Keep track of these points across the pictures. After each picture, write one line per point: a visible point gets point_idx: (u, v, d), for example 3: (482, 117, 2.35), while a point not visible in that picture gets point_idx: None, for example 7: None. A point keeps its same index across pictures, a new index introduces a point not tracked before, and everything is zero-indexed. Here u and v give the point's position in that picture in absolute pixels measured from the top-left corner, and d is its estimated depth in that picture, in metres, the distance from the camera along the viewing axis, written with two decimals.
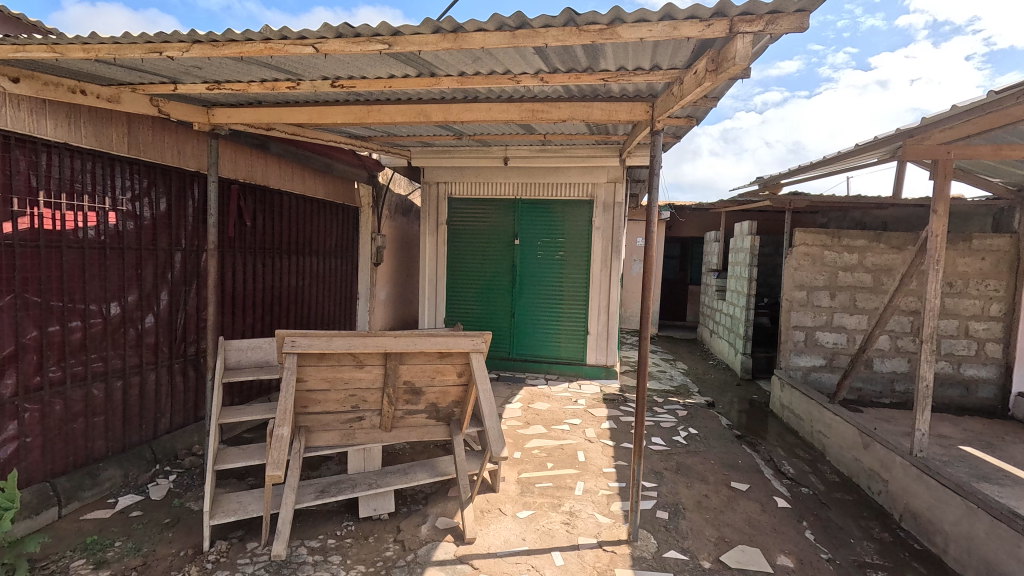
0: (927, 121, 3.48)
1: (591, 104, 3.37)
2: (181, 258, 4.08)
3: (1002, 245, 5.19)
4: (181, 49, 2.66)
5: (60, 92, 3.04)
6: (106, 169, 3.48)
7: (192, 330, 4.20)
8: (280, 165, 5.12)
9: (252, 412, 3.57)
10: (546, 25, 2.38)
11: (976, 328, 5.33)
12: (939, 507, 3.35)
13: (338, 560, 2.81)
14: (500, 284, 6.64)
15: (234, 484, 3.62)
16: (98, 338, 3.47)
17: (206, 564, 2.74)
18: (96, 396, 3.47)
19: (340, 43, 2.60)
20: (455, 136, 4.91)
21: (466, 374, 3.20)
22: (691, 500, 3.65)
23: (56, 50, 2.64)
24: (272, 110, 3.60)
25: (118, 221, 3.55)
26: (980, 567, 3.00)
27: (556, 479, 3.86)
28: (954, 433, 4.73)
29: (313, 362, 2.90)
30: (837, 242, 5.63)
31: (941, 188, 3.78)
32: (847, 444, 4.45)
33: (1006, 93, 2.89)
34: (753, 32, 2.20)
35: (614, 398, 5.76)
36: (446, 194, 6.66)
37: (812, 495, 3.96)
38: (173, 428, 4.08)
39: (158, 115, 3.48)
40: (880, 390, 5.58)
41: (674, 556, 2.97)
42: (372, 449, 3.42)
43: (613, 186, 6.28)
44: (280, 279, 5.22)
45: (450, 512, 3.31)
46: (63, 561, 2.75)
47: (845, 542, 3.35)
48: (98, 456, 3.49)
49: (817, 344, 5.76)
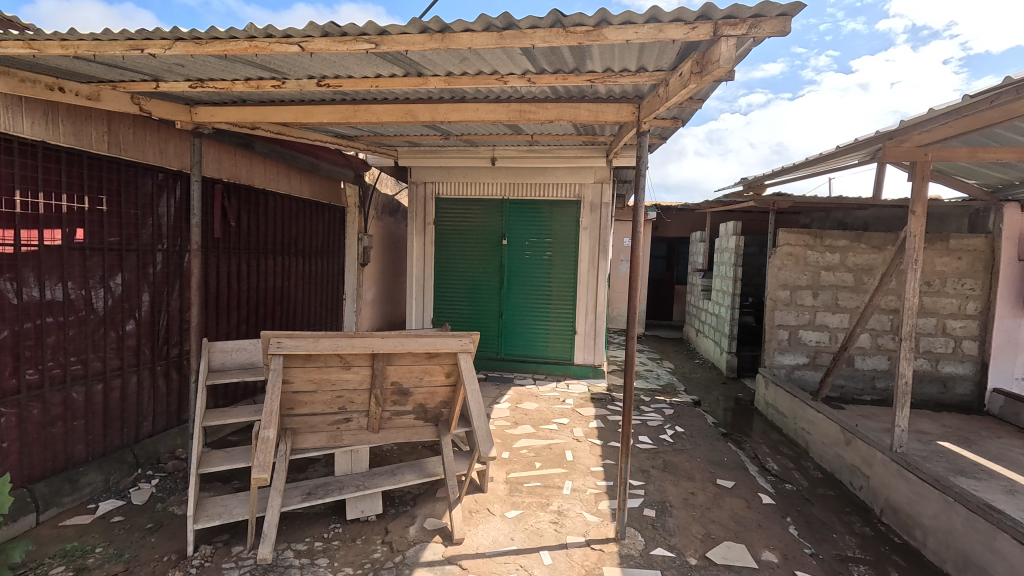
0: (906, 124, 3.55)
1: (578, 104, 3.38)
2: (164, 258, 4.02)
3: (977, 245, 5.33)
4: (163, 47, 2.62)
5: (37, 89, 2.97)
6: (84, 168, 3.41)
7: (175, 332, 4.15)
8: (265, 164, 5.06)
9: (238, 415, 3.52)
10: (533, 26, 2.39)
11: (953, 326, 5.46)
12: (918, 502, 3.43)
13: (326, 563, 2.79)
14: (488, 284, 6.64)
15: (219, 487, 3.57)
16: (77, 339, 3.41)
17: (190, 568, 2.71)
18: (76, 400, 3.40)
19: (327, 42, 2.58)
20: (442, 136, 4.90)
21: (454, 375, 3.20)
22: (677, 498, 3.68)
23: (33, 46, 2.59)
24: (257, 109, 3.55)
25: (97, 221, 3.48)
26: (958, 559, 3.07)
27: (544, 478, 3.87)
28: (932, 428, 4.84)
29: (299, 363, 2.87)
30: (819, 242, 5.73)
31: (919, 189, 3.86)
32: (830, 441, 4.53)
33: (981, 96, 2.97)
34: (736, 35, 2.24)
35: (602, 398, 5.80)
36: (434, 194, 6.64)
37: (795, 492, 4.02)
38: (156, 432, 4.02)
39: (139, 113, 3.42)
40: (861, 387, 5.69)
41: (661, 554, 2.99)
42: (360, 450, 3.40)
43: (600, 186, 6.31)
44: (265, 279, 5.17)
45: (438, 513, 3.30)
46: (42, 568, 2.69)
47: (828, 537, 3.42)
48: (78, 461, 3.43)
49: (800, 343, 5.86)
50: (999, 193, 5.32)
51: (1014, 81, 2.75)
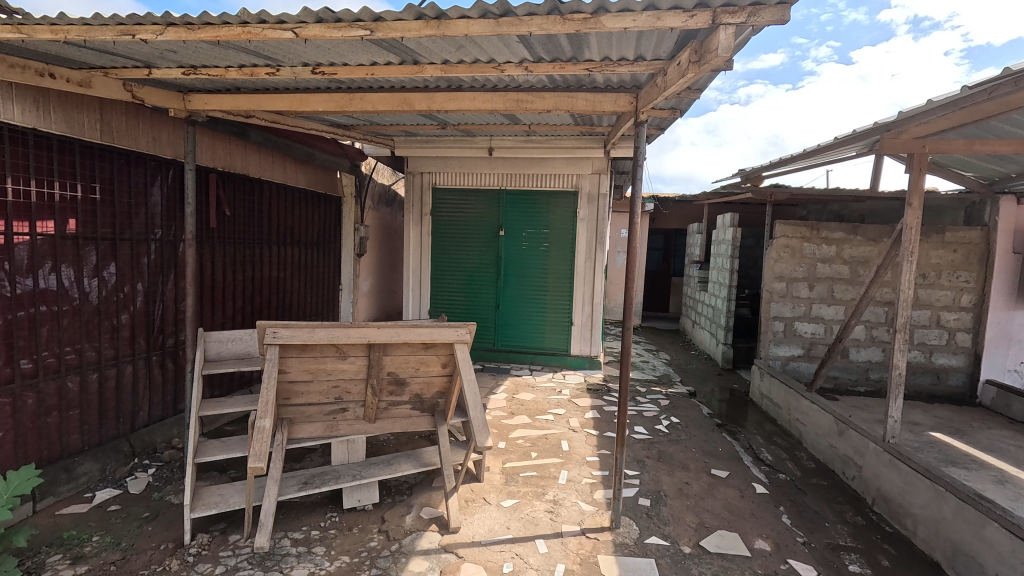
0: (904, 115, 3.53)
1: (575, 94, 3.35)
2: (158, 247, 3.99)
3: (972, 238, 5.35)
4: (155, 32, 2.58)
5: (27, 75, 2.92)
6: (76, 156, 3.38)
7: (170, 322, 4.13)
8: (260, 153, 5.00)
9: (234, 404, 3.51)
10: (530, 13, 2.36)
11: (947, 318, 5.48)
12: (909, 492, 3.46)
13: (322, 551, 2.81)
14: (486, 275, 6.63)
15: (216, 477, 3.59)
16: (71, 329, 3.39)
17: (187, 557, 2.72)
18: (71, 389, 3.40)
19: (320, 28, 2.54)
20: (439, 125, 4.87)
21: (450, 365, 3.20)
22: (672, 488, 3.71)
23: (22, 30, 2.55)
24: (251, 97, 3.51)
25: (88, 210, 3.45)
26: (947, 548, 3.11)
27: (540, 468, 3.90)
28: (924, 420, 4.88)
29: (295, 353, 2.87)
30: (816, 234, 5.73)
31: (916, 182, 3.87)
32: (824, 431, 4.56)
33: (980, 88, 2.96)
34: (735, 23, 2.21)
35: (599, 388, 5.82)
36: (430, 184, 6.61)
37: (789, 481, 4.07)
38: (152, 422, 4.00)
39: (131, 100, 3.36)
40: (856, 379, 5.73)
41: (655, 542, 3.02)
42: (356, 440, 3.42)
43: (597, 177, 6.29)
44: (261, 269, 5.14)
45: (434, 502, 3.32)
46: (40, 556, 2.70)
47: (820, 526, 3.46)
48: (74, 450, 3.42)
49: (796, 334, 5.88)
50: (996, 186, 5.36)
51: (1013, 72, 2.72)
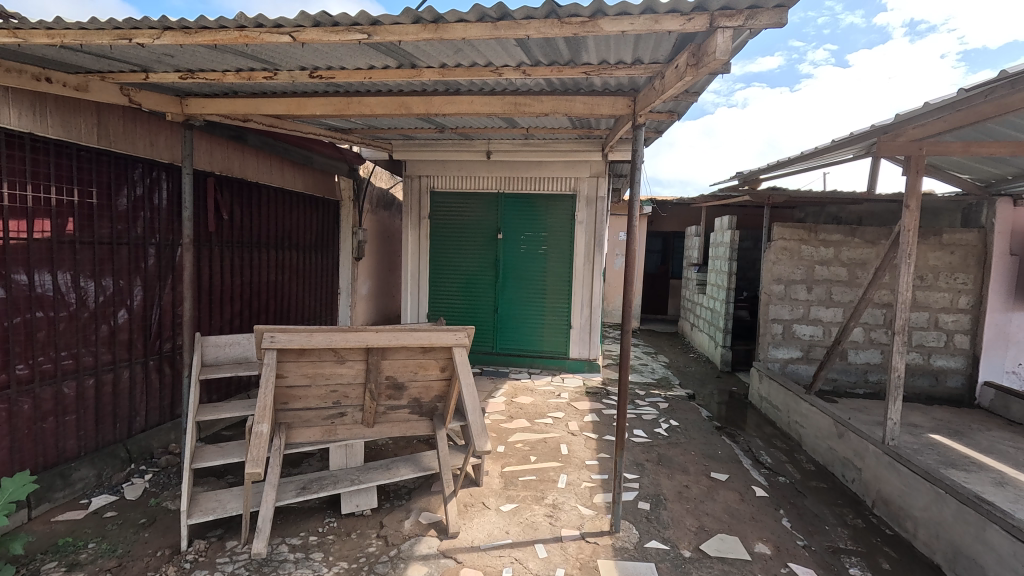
0: (900, 118, 3.54)
1: (573, 97, 3.35)
2: (156, 252, 3.98)
3: (969, 239, 5.37)
4: (152, 36, 2.57)
5: (24, 79, 2.90)
6: (74, 160, 3.38)
7: (168, 326, 4.11)
8: (258, 157, 4.98)
9: (231, 408, 3.48)
10: (528, 17, 2.36)
11: (946, 320, 5.49)
12: (909, 494, 3.45)
13: (320, 557, 2.79)
14: (484, 278, 6.62)
15: (213, 482, 3.57)
16: (68, 334, 3.37)
17: (183, 563, 2.70)
18: (67, 394, 3.38)
19: (318, 32, 2.54)
20: (437, 129, 4.87)
21: (449, 369, 3.19)
22: (671, 491, 3.70)
23: (19, 34, 2.54)
24: (249, 101, 3.50)
25: (84, 215, 3.43)
26: (948, 551, 3.09)
27: (539, 472, 3.89)
28: (923, 421, 4.88)
29: (293, 358, 2.86)
30: (814, 236, 5.74)
31: (913, 184, 3.88)
32: (823, 434, 4.55)
33: (975, 90, 2.97)
34: (732, 27, 2.21)
35: (598, 391, 5.81)
36: (429, 187, 6.61)
37: (789, 484, 4.06)
38: (148, 427, 3.97)
39: (129, 104, 3.35)
40: (854, 381, 5.73)
41: (656, 546, 3.00)
42: (355, 445, 3.40)
43: (596, 180, 6.30)
44: (259, 273, 5.13)
45: (433, 506, 3.30)
46: (35, 563, 2.68)
47: (821, 529, 3.45)
48: (70, 456, 3.40)
49: (794, 336, 5.88)
50: (992, 187, 5.37)
51: (1009, 74, 2.73)
